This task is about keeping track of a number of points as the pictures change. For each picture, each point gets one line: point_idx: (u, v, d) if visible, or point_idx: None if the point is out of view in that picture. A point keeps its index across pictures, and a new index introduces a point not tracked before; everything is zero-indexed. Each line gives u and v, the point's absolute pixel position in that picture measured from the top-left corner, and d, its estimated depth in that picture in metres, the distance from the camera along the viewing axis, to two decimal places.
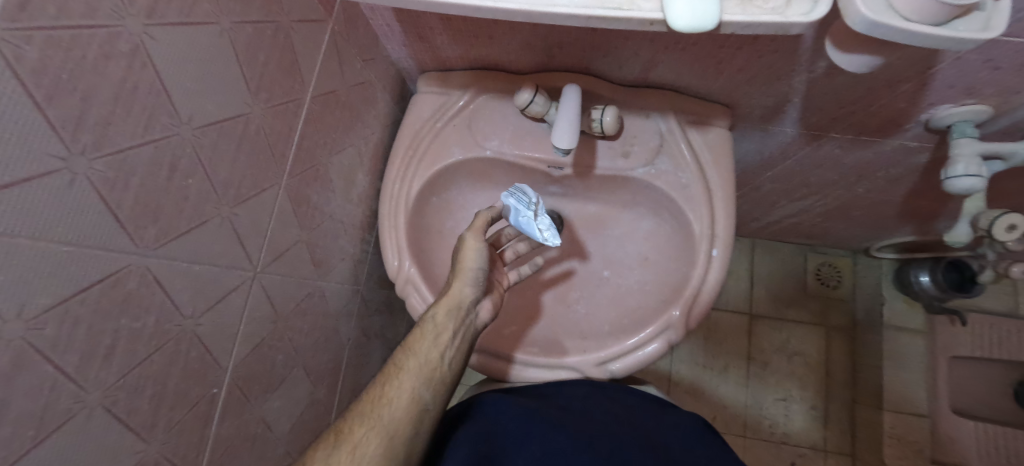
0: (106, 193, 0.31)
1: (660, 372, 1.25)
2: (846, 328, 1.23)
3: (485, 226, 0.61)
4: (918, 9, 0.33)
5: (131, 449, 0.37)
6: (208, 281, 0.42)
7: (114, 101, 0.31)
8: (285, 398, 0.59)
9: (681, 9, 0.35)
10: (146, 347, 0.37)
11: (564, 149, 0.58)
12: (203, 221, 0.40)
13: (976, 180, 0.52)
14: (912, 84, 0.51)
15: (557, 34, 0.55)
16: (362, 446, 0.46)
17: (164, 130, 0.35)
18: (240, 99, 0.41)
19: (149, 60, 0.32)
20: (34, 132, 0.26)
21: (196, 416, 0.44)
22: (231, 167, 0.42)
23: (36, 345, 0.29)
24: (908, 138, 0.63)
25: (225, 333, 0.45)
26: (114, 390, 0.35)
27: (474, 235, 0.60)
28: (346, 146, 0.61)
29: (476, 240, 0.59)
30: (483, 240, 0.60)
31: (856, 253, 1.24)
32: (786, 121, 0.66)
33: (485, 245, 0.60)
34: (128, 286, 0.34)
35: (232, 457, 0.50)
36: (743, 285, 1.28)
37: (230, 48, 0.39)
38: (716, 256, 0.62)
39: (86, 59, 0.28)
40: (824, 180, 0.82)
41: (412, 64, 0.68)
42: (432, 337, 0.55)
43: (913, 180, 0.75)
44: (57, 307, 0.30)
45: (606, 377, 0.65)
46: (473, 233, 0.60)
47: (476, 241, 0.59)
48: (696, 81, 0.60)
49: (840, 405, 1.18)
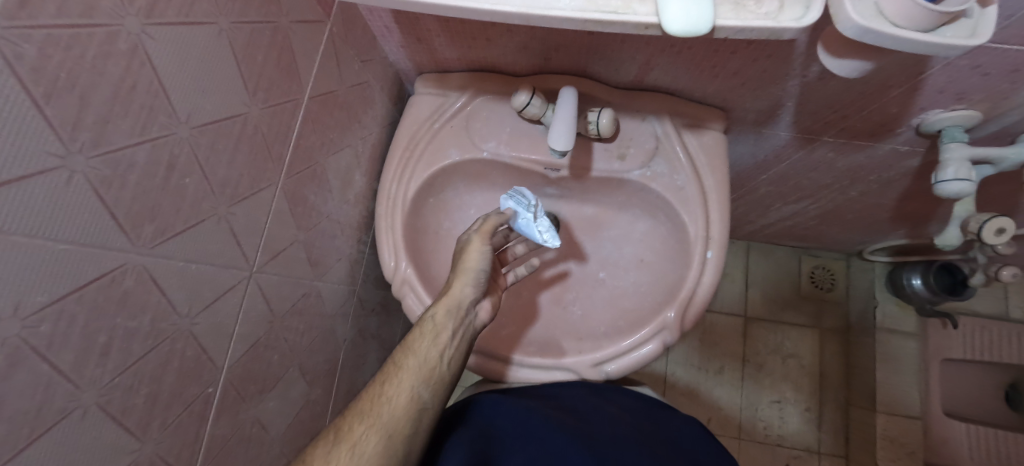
0: (105, 191, 0.32)
1: (656, 373, 1.26)
2: (839, 330, 1.24)
3: (493, 230, 0.62)
4: (907, 16, 0.33)
5: (126, 448, 0.37)
6: (204, 280, 0.42)
7: (112, 100, 0.31)
8: (280, 399, 0.59)
9: (676, 13, 0.35)
10: (142, 345, 0.37)
11: (560, 151, 0.59)
12: (200, 219, 0.40)
13: (965, 184, 0.53)
14: (903, 89, 0.52)
15: (555, 37, 0.55)
16: (362, 444, 0.46)
17: (161, 129, 0.35)
18: (238, 99, 0.42)
19: (148, 59, 0.32)
20: (33, 130, 0.27)
21: (192, 416, 0.44)
22: (228, 167, 0.42)
23: (32, 343, 0.29)
24: (900, 142, 0.64)
25: (221, 332, 0.45)
26: (110, 388, 0.35)
27: (481, 238, 0.61)
28: (343, 146, 0.62)
29: (481, 241, 0.61)
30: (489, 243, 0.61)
31: (849, 256, 1.25)
32: (780, 125, 0.66)
33: (490, 249, 0.61)
34: (125, 285, 0.34)
35: (227, 457, 0.50)
36: (738, 287, 1.29)
37: (229, 48, 0.39)
38: (711, 258, 0.62)
39: (85, 58, 0.28)
40: (817, 183, 0.83)
41: (410, 65, 0.69)
42: (432, 336, 0.55)
43: (904, 184, 0.76)
44: (53, 304, 0.30)
45: (601, 378, 0.66)
46: (480, 237, 0.60)
47: (482, 243, 0.60)
48: (692, 85, 0.60)
49: (834, 407, 1.19)
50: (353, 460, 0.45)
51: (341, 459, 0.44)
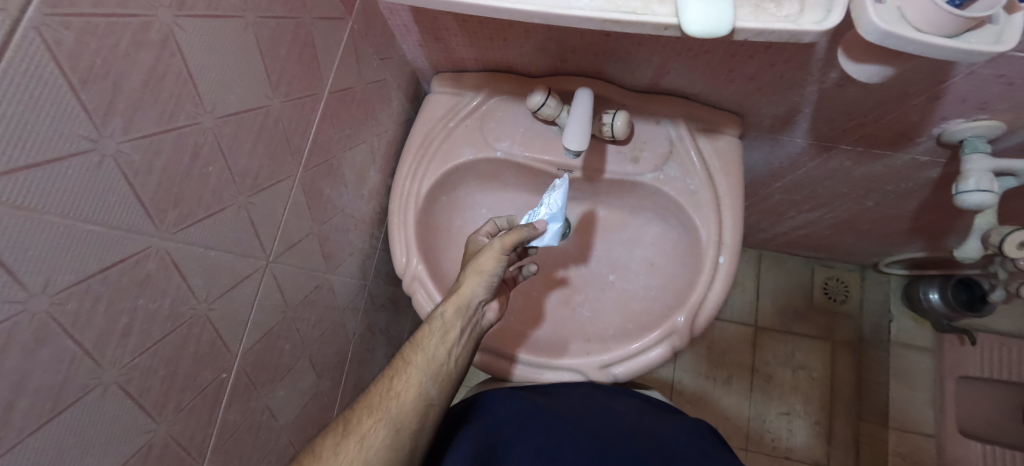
0: (132, 176, 0.32)
1: (663, 380, 1.25)
2: (852, 343, 1.22)
3: (518, 242, 0.58)
4: (930, 20, 0.33)
5: (143, 428, 0.38)
6: (222, 267, 0.43)
7: (143, 88, 0.32)
8: (290, 388, 0.59)
9: (696, 14, 0.35)
10: (162, 328, 0.38)
11: (575, 151, 0.59)
12: (221, 207, 0.41)
13: (988, 195, 0.52)
14: (924, 97, 0.52)
15: (571, 38, 0.56)
16: (369, 437, 0.48)
17: (188, 118, 0.36)
18: (260, 91, 0.42)
19: (178, 50, 0.33)
20: (67, 113, 0.27)
21: (205, 400, 0.45)
22: (249, 157, 0.43)
23: (57, 320, 0.30)
24: (920, 152, 0.63)
25: (236, 320, 0.46)
26: (129, 368, 0.36)
27: (503, 246, 0.58)
28: (359, 142, 0.62)
29: (500, 250, 0.57)
30: (507, 252, 0.57)
31: (864, 268, 1.23)
32: (796, 132, 0.66)
33: (508, 258, 0.58)
34: (149, 268, 0.35)
35: (238, 443, 0.51)
36: (749, 295, 1.28)
37: (253, 42, 0.40)
38: (723, 263, 0.62)
39: (119, 46, 0.29)
40: (833, 192, 0.82)
41: (427, 64, 0.69)
42: (440, 333, 0.55)
43: (923, 195, 0.75)
44: (80, 284, 0.31)
45: (609, 381, 0.65)
46: (501, 245, 0.57)
47: (500, 251, 0.57)
48: (707, 89, 0.60)
49: (845, 422, 1.17)
50: (359, 453, 0.46)
51: (347, 453, 0.46)
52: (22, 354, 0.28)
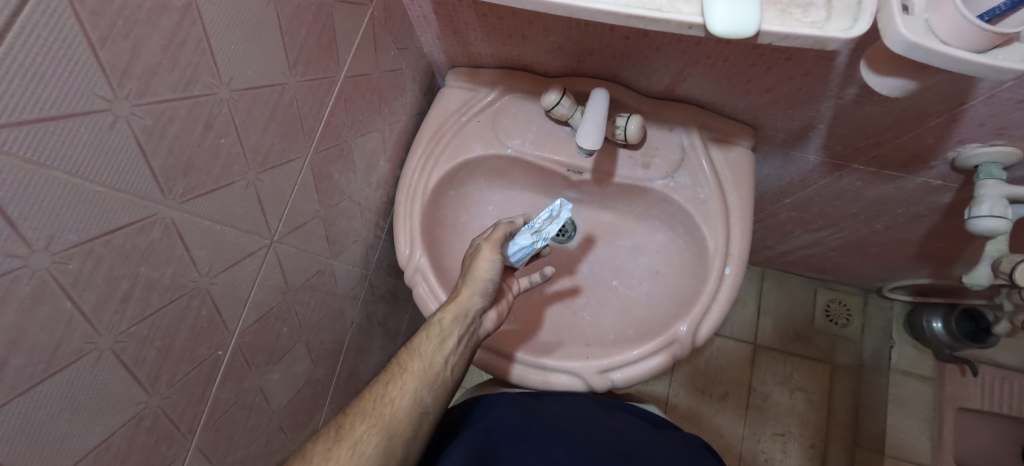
0: (144, 140, 0.32)
1: (658, 393, 1.24)
2: (852, 367, 1.20)
3: (504, 238, 0.58)
4: (958, 34, 0.33)
5: (134, 399, 0.38)
6: (227, 243, 0.43)
7: (162, 53, 0.31)
8: (285, 372, 0.59)
9: (722, 12, 0.35)
10: (162, 297, 0.37)
11: (587, 149, 0.58)
12: (229, 182, 0.41)
13: (1001, 221, 0.51)
14: (941, 119, 0.51)
15: (590, 39, 0.56)
16: (363, 443, 0.47)
17: (204, 88, 0.36)
18: (277, 69, 0.42)
19: (200, 18, 0.33)
20: (84, 69, 0.27)
21: (200, 375, 0.44)
22: (261, 133, 0.43)
23: (58, 278, 0.29)
24: (933, 175, 0.62)
25: (236, 296, 0.46)
26: (125, 336, 0.35)
27: (492, 248, 0.58)
28: (371, 130, 0.62)
29: (492, 253, 0.57)
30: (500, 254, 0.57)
31: (867, 292, 1.22)
32: (809, 147, 0.66)
33: (501, 260, 0.58)
34: (153, 234, 0.35)
35: (228, 422, 0.50)
36: (751, 313, 1.27)
37: (274, 18, 0.40)
38: (728, 275, 0.61)
39: (141, 8, 0.29)
40: (842, 213, 0.82)
41: (443, 57, 0.69)
42: (438, 341, 0.54)
43: (932, 221, 0.74)
44: (83, 245, 0.30)
45: (604, 387, 0.62)
46: (490, 246, 0.57)
47: (492, 253, 0.57)
48: (724, 98, 0.60)
49: (840, 448, 1.15)
50: (352, 458, 0.46)
51: (340, 458, 0.45)
52: (19, 311, 0.28)
